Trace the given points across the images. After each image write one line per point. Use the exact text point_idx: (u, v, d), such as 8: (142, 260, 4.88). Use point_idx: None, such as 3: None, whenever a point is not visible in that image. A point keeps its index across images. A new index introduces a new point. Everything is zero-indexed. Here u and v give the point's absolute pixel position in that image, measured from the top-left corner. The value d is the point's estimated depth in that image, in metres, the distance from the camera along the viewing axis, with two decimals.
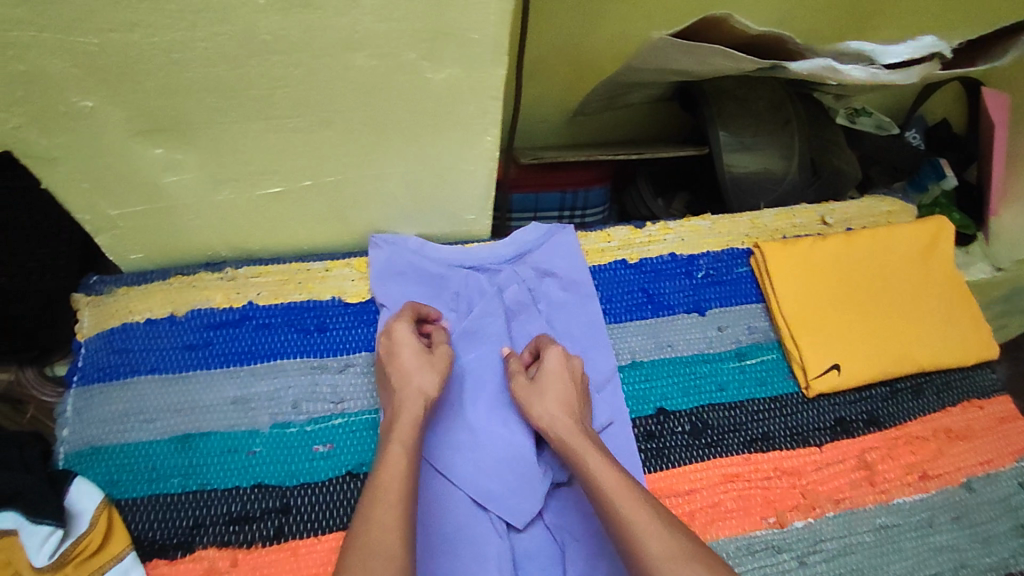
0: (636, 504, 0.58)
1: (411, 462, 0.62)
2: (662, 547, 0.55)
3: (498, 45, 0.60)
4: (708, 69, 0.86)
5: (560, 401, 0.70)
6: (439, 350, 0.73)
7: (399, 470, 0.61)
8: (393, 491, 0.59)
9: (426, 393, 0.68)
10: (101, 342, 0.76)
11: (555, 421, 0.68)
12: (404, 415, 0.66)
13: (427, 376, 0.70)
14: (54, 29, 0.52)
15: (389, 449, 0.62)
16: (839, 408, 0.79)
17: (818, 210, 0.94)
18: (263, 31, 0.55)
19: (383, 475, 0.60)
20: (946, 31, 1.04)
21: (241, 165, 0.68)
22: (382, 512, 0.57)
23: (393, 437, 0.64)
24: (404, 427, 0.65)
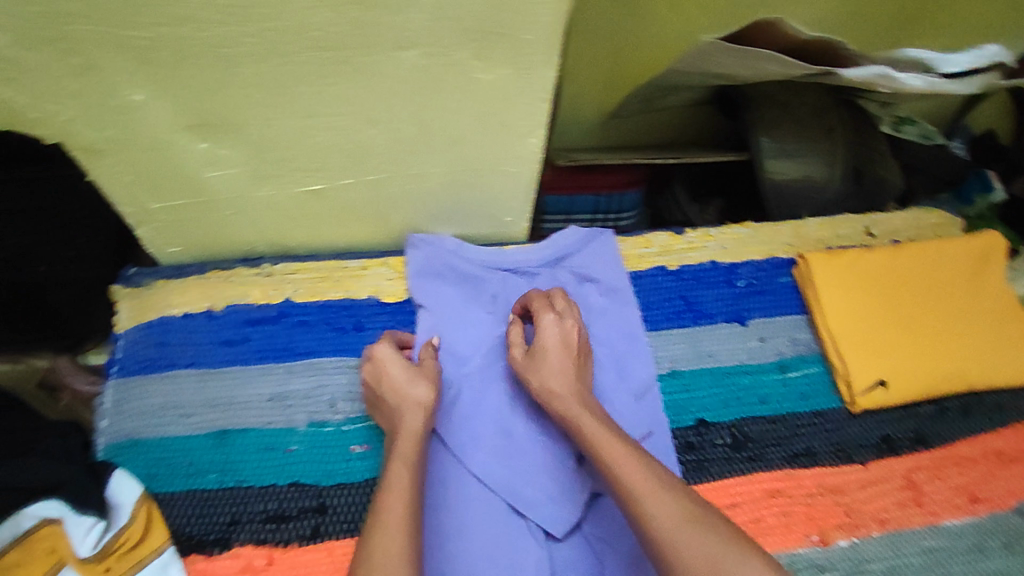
0: (635, 469, 0.58)
1: (415, 488, 0.61)
2: (663, 510, 0.54)
3: (552, 46, 0.58)
4: (755, 73, 0.84)
5: (559, 368, 0.69)
6: (427, 363, 0.72)
7: (402, 494, 0.60)
8: (395, 517, 0.58)
9: (422, 404, 0.67)
10: (140, 334, 0.76)
11: (555, 392, 0.68)
12: (405, 436, 0.65)
13: (420, 388, 0.69)
14: (106, 23, 0.50)
15: (392, 472, 0.62)
16: (884, 426, 0.77)
17: (863, 220, 0.92)
18: (314, 28, 0.53)
19: (387, 501, 0.59)
20: (1001, 38, 1.01)
21: (285, 161, 0.67)
22: (386, 539, 0.56)
23: (398, 460, 0.63)
24: (405, 447, 0.64)
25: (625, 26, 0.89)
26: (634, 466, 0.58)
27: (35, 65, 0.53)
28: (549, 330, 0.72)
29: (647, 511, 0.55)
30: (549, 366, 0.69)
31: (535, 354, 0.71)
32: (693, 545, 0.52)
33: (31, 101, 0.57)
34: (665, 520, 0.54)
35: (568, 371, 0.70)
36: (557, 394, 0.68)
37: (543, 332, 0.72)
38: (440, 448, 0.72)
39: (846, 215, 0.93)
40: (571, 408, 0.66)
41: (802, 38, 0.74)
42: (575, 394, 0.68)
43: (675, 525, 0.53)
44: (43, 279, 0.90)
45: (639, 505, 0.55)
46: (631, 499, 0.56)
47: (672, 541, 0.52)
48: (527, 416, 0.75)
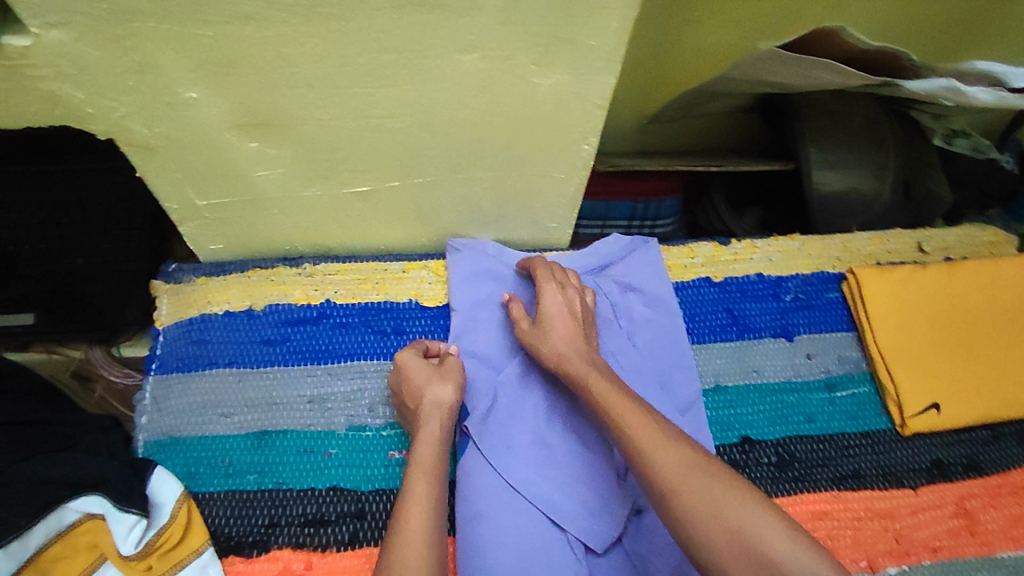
0: (641, 422, 0.59)
1: (435, 500, 0.60)
2: (667, 458, 0.56)
3: (615, 52, 0.56)
4: (809, 83, 0.82)
5: (566, 332, 0.70)
6: (449, 360, 0.71)
7: (423, 503, 0.59)
8: (415, 528, 0.57)
9: (441, 405, 0.67)
10: (180, 331, 0.76)
11: (564, 352, 0.69)
12: (424, 444, 0.65)
13: (441, 390, 0.68)
14: (171, 20, 0.50)
15: (413, 482, 0.61)
16: (936, 449, 0.75)
17: (915, 235, 0.89)
18: (378, 29, 0.52)
19: (407, 512, 0.58)
20: None
21: (334, 162, 0.66)
22: (405, 550, 0.55)
23: (417, 469, 0.62)
24: (424, 455, 0.64)
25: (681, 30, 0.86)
26: (653, 433, 0.58)
27: (97, 61, 0.53)
28: (550, 295, 0.72)
29: (670, 477, 0.55)
30: (556, 330, 0.70)
31: (540, 320, 0.71)
32: (694, 488, 0.53)
33: (89, 97, 0.56)
34: (687, 492, 0.53)
35: (574, 333, 0.70)
36: (568, 358, 0.68)
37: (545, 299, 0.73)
38: (477, 458, 0.70)
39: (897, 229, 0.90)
40: (580, 368, 0.67)
41: (863, 47, 0.73)
42: (581, 352, 0.69)
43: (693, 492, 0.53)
44: (79, 270, 0.90)
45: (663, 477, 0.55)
46: (654, 472, 0.56)
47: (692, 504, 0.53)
48: (567, 427, 0.73)
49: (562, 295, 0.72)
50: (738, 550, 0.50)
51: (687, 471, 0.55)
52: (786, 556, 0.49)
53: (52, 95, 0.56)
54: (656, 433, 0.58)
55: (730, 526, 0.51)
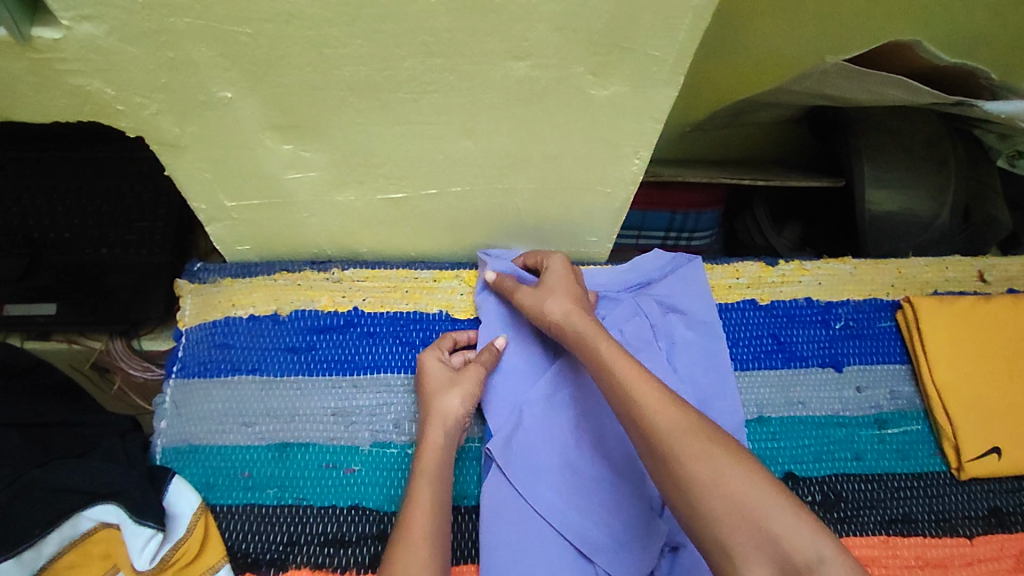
0: (650, 391, 0.57)
1: (439, 511, 0.58)
2: (669, 421, 0.54)
3: (679, 65, 0.52)
4: (873, 98, 0.77)
5: (570, 296, 0.69)
6: (471, 369, 0.68)
7: (427, 510, 0.58)
8: (418, 540, 0.56)
9: (449, 415, 0.64)
10: (203, 333, 0.73)
11: (569, 312, 0.67)
12: (429, 450, 0.63)
13: (452, 400, 0.65)
14: (210, 17, 0.47)
15: (416, 491, 0.59)
16: (993, 497, 0.70)
17: (975, 263, 0.85)
18: (427, 32, 0.49)
19: (413, 522, 0.57)
20: None
21: (370, 167, 0.63)
22: (407, 562, 0.54)
23: (421, 476, 0.60)
24: (429, 463, 0.62)
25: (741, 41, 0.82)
26: (669, 410, 0.55)
27: (130, 57, 0.50)
28: (557, 266, 0.72)
29: (685, 458, 0.51)
30: (560, 293, 0.69)
31: (544, 286, 0.70)
32: (692, 457, 0.51)
33: (120, 94, 0.54)
34: (705, 479, 0.50)
35: (578, 297, 0.69)
36: (574, 317, 0.66)
37: (549, 267, 0.72)
38: (501, 482, 0.66)
39: (956, 256, 0.85)
40: (584, 326, 0.65)
41: (939, 62, 0.69)
42: (583, 312, 0.67)
43: (715, 481, 0.50)
44: (102, 261, 0.87)
45: (681, 459, 0.51)
46: (667, 452, 0.52)
47: (708, 488, 0.50)
48: (597, 453, 0.68)
49: (568, 268, 0.72)
50: (733, 517, 0.48)
51: (707, 458, 0.51)
52: (796, 543, 0.47)
53: (82, 90, 0.53)
54: (673, 412, 0.54)
55: (739, 507, 0.48)
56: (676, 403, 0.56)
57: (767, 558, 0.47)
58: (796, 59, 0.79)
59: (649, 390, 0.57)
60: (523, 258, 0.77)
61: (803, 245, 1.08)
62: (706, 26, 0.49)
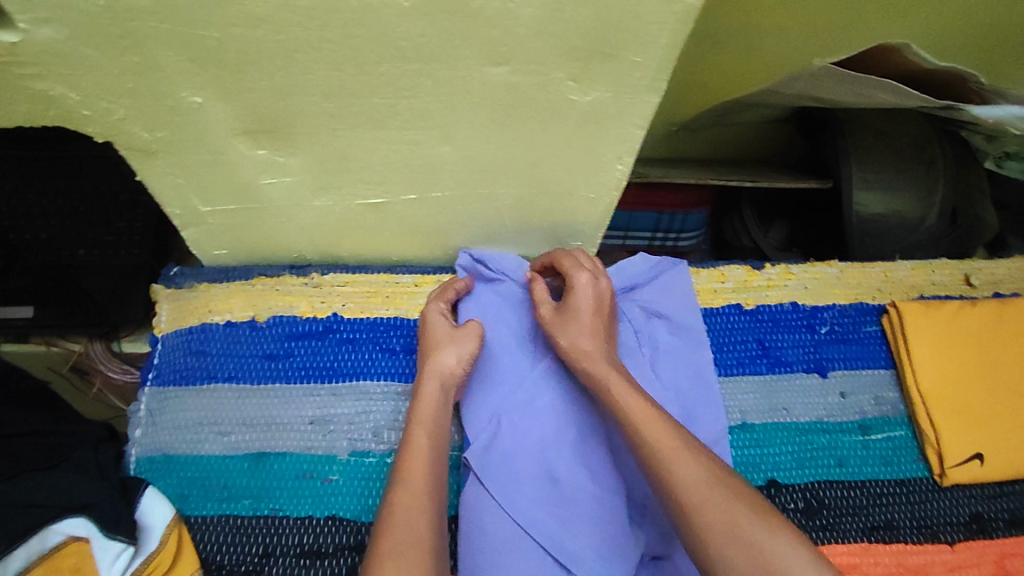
0: (653, 425, 0.57)
1: (437, 454, 0.61)
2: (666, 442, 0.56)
3: (662, 70, 0.51)
4: (861, 101, 0.76)
5: (586, 331, 0.68)
6: (468, 326, 0.70)
7: (424, 451, 0.60)
8: (418, 477, 0.58)
9: (444, 369, 0.66)
10: (178, 340, 0.72)
11: (582, 352, 0.67)
12: (425, 399, 0.65)
13: (449, 354, 0.67)
14: (177, 21, 0.45)
15: (413, 434, 0.61)
16: (975, 502, 0.70)
17: (961, 267, 0.85)
18: (401, 37, 0.47)
19: (409, 464, 0.59)
20: None
21: (346, 173, 0.62)
22: (405, 498, 0.56)
23: (417, 423, 0.62)
24: (426, 411, 0.64)
25: None
26: (691, 462, 0.54)
27: (94, 61, 0.48)
28: (579, 288, 0.70)
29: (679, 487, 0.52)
30: (573, 322, 0.68)
31: (564, 312, 0.69)
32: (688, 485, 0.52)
33: (85, 99, 0.52)
34: (696, 503, 0.51)
35: (595, 327, 0.69)
36: (587, 360, 0.66)
37: (572, 290, 0.70)
38: (480, 493, 0.65)
39: (942, 259, 0.85)
40: (595, 369, 0.65)
41: (928, 66, 0.68)
42: (595, 353, 0.66)
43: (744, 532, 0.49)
44: (81, 263, 0.85)
45: (699, 511, 0.51)
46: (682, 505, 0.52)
47: (701, 515, 0.50)
48: (574, 460, 0.67)
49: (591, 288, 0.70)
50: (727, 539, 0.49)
51: (701, 487, 0.52)
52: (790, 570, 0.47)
53: (44, 95, 0.51)
54: (693, 465, 0.53)
55: (739, 533, 0.49)
56: (699, 456, 0.55)
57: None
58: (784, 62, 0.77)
59: (669, 438, 0.56)
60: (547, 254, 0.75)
61: (789, 244, 1.08)
62: (689, 31, 0.48)
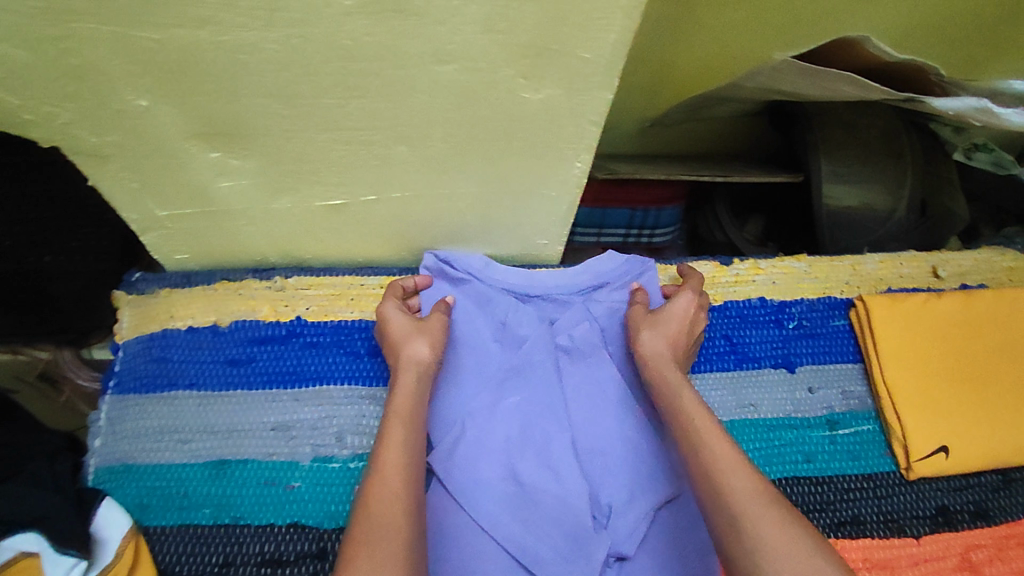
0: (712, 429, 0.57)
1: (413, 444, 0.58)
2: (725, 448, 0.54)
3: (613, 67, 0.50)
4: (826, 94, 0.76)
5: (669, 339, 0.68)
6: (434, 320, 0.70)
7: (397, 445, 0.58)
8: (393, 468, 0.55)
9: (419, 360, 0.65)
10: (139, 347, 0.70)
11: (660, 355, 0.67)
12: (400, 395, 0.63)
13: (418, 347, 0.66)
14: (113, 23, 0.44)
15: (389, 428, 0.59)
16: (941, 495, 0.70)
17: (928, 260, 0.85)
18: (345, 36, 0.46)
19: (384, 456, 0.57)
20: None
21: (302, 175, 0.61)
22: (381, 491, 0.53)
23: (394, 417, 0.60)
24: (401, 403, 0.62)
25: (698, 40, 0.80)
26: (748, 475, 0.52)
27: (31, 65, 0.47)
28: (681, 304, 0.71)
29: (729, 486, 0.51)
30: (662, 330, 0.69)
31: (656, 318, 0.70)
32: (738, 483, 0.51)
33: (25, 103, 0.50)
34: (744, 501, 0.49)
35: (679, 342, 0.69)
36: (665, 365, 0.66)
37: (673, 304, 0.71)
38: (443, 496, 0.65)
39: (909, 252, 0.86)
40: (667, 375, 0.65)
41: (889, 60, 0.68)
42: (673, 362, 0.66)
43: (791, 547, 0.46)
44: (47, 269, 0.82)
45: (748, 517, 0.48)
46: (729, 507, 0.50)
47: (751, 514, 0.49)
48: (537, 462, 0.67)
49: (692, 312, 0.71)
50: (777, 535, 0.47)
51: (752, 489, 0.50)
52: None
53: None
54: (746, 475, 0.52)
55: (789, 534, 0.47)
56: (753, 470, 0.53)
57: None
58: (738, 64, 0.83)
59: (728, 447, 0.54)
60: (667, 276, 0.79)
61: (764, 239, 1.08)
62: (638, 27, 0.47)
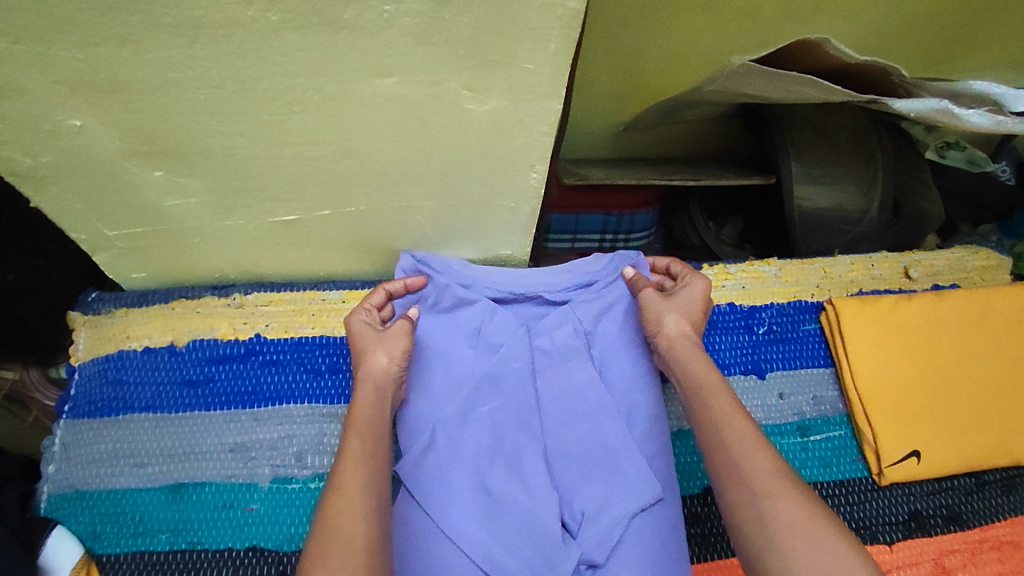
0: (732, 408, 0.56)
1: (376, 453, 0.56)
2: (744, 425, 0.54)
3: (556, 77, 0.49)
4: (790, 97, 0.75)
5: (691, 320, 0.67)
6: (398, 327, 0.67)
7: (358, 456, 0.55)
8: (353, 479, 0.52)
9: (378, 371, 0.63)
10: (95, 370, 0.69)
11: (681, 334, 0.66)
12: (360, 405, 0.60)
13: (380, 357, 0.64)
14: (32, 42, 0.43)
15: (348, 440, 0.56)
16: (914, 500, 0.69)
17: (901, 261, 0.85)
18: (276, 52, 0.45)
19: (343, 465, 0.54)
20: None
21: (250, 191, 0.59)
22: (342, 502, 0.50)
23: (353, 428, 0.58)
24: (361, 415, 0.59)
25: None
26: (763, 456, 0.51)
27: None
28: (698, 289, 0.70)
29: (752, 464, 0.51)
30: (682, 311, 0.68)
31: (671, 301, 0.69)
32: (755, 460, 0.51)
33: None
34: (768, 482, 0.49)
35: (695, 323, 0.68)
36: (690, 345, 0.65)
37: (687, 288, 0.71)
38: (411, 506, 0.62)
39: (881, 253, 0.85)
40: (690, 353, 0.64)
41: (849, 62, 0.67)
42: (698, 342, 0.66)
43: (810, 526, 0.46)
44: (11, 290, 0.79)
45: (768, 493, 0.49)
46: (749, 485, 0.50)
47: (773, 489, 0.49)
48: (510, 470, 0.64)
49: (705, 295, 0.71)
50: (801, 514, 0.47)
51: (769, 465, 0.51)
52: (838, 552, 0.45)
53: None
54: (767, 454, 0.51)
55: (807, 517, 0.47)
56: (771, 447, 0.53)
57: (815, 550, 0.45)
58: (702, 55, 0.86)
59: (748, 426, 0.54)
60: (667, 261, 0.79)
61: (741, 241, 1.07)
62: (577, 37, 0.46)
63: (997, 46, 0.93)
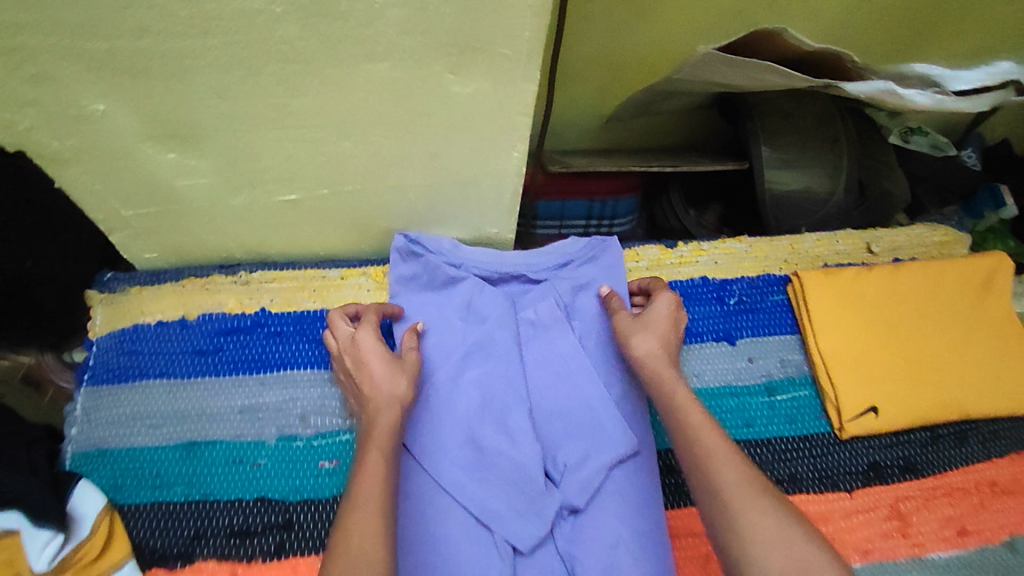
0: (710, 432, 0.57)
1: (391, 468, 0.55)
2: (720, 443, 0.56)
3: (532, 62, 0.55)
4: (755, 84, 0.81)
5: (662, 338, 0.69)
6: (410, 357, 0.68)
7: (375, 473, 0.54)
8: (366, 496, 0.52)
9: (396, 394, 0.62)
10: (113, 341, 0.74)
11: (652, 355, 0.67)
12: (379, 426, 0.59)
13: (399, 382, 0.64)
14: (63, 33, 0.48)
15: (367, 458, 0.55)
16: (873, 452, 0.75)
17: (864, 237, 0.91)
18: (280, 40, 0.51)
19: (361, 484, 0.53)
20: (988, 56, 1.04)
21: (256, 172, 0.65)
22: (358, 518, 0.50)
23: (372, 444, 0.57)
24: (381, 432, 0.58)
25: None
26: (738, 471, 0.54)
27: None
28: (662, 306, 0.72)
29: (737, 483, 0.53)
30: (650, 331, 0.69)
31: (642, 318, 0.71)
32: (733, 472, 0.54)
33: None
34: (754, 503, 0.51)
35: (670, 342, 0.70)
36: (661, 365, 0.66)
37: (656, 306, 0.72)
38: (409, 462, 0.67)
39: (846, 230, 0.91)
40: (662, 374, 0.65)
41: (806, 48, 0.73)
42: (670, 363, 0.66)
43: (785, 540, 0.49)
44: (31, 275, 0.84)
45: (744, 510, 0.51)
46: (731, 501, 0.52)
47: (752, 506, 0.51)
48: (497, 428, 0.69)
49: (672, 311, 0.72)
50: (781, 533, 0.49)
51: (748, 479, 0.53)
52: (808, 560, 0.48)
53: None
54: (739, 470, 0.54)
55: (783, 533, 0.49)
56: (746, 464, 0.55)
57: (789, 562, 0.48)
58: (675, 47, 0.92)
59: (723, 442, 0.56)
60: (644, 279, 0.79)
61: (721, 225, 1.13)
62: (548, 24, 0.52)
63: (953, 36, 0.99)
